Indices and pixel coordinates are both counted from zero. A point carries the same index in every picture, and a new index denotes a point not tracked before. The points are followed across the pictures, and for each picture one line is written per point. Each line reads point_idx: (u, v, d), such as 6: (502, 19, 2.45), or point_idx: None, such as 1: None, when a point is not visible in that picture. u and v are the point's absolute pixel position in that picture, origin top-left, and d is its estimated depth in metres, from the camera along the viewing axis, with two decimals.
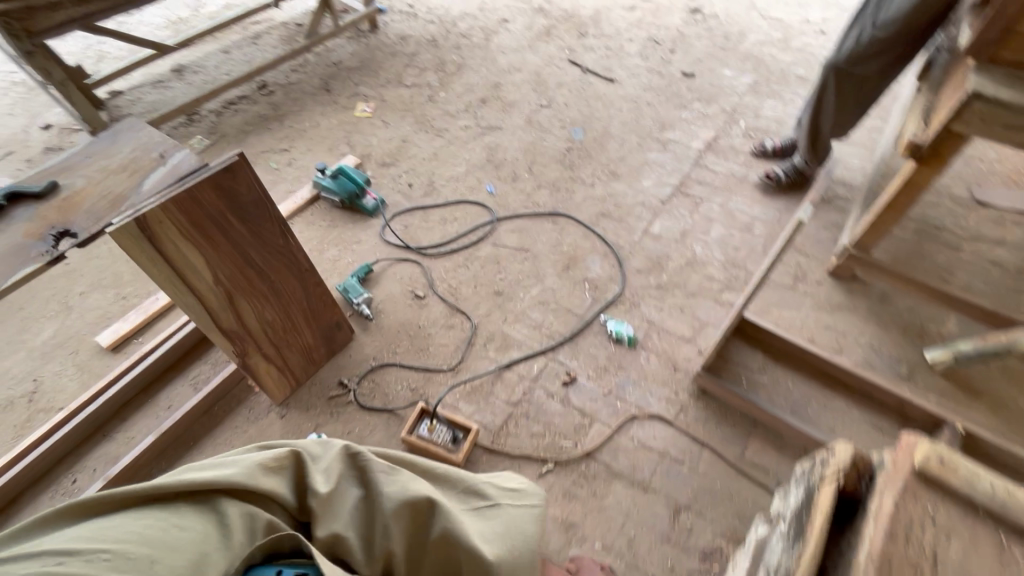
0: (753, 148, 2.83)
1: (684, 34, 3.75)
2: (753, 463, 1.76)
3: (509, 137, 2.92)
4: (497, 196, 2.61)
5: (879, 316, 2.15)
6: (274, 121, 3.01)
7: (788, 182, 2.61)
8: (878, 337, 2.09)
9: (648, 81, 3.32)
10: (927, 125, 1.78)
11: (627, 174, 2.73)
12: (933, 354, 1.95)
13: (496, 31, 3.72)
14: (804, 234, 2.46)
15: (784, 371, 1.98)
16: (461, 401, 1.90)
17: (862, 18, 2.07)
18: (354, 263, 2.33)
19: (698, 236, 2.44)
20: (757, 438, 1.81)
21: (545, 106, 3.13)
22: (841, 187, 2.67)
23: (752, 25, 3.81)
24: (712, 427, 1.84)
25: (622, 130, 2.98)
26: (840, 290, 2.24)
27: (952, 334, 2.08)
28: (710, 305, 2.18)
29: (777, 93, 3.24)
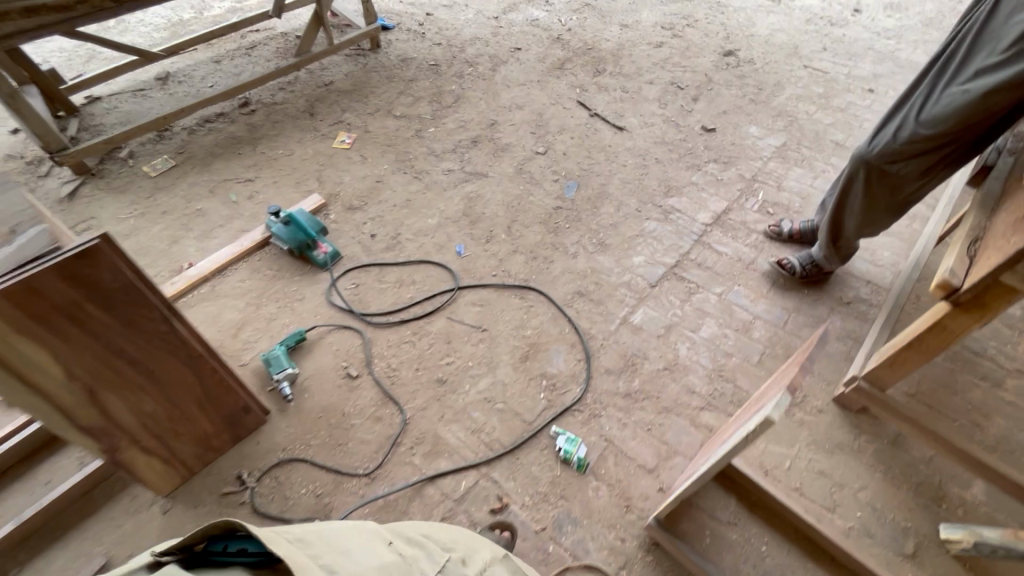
0: (767, 228, 2.47)
1: (711, 79, 3.39)
2: None
3: (494, 188, 2.65)
4: (465, 259, 2.34)
5: (889, 465, 1.78)
6: (247, 145, 2.81)
7: (802, 276, 2.24)
8: (884, 494, 1.71)
9: (661, 133, 2.99)
10: (972, 261, 1.41)
11: (617, 246, 2.41)
12: (947, 531, 1.54)
13: (506, 60, 3.46)
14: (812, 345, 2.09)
15: (759, 527, 1.64)
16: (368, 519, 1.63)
17: (904, 109, 1.70)
18: (290, 325, 2.10)
19: (684, 333, 2.11)
20: None
21: (540, 153, 2.84)
22: (867, 286, 2.27)
23: (789, 76, 3.43)
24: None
25: (620, 191, 2.66)
26: (846, 425, 1.87)
27: (978, 503, 1.69)
28: (683, 427, 1.85)
29: (807, 161, 2.86)
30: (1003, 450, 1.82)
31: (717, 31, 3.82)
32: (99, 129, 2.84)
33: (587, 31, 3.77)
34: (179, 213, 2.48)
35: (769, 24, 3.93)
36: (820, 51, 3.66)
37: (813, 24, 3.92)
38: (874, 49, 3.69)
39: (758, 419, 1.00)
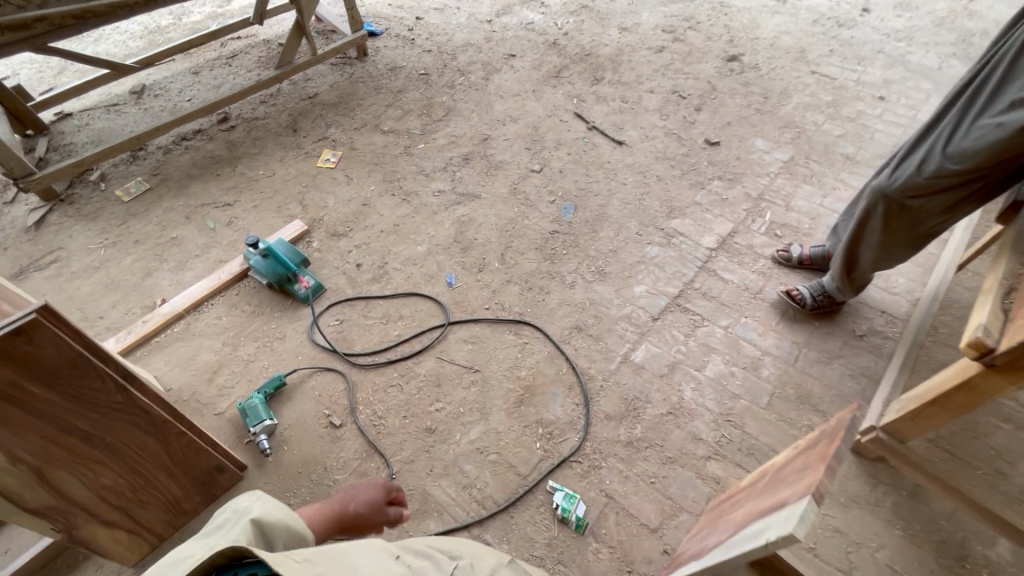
0: (776, 253, 2.34)
1: (715, 87, 3.23)
2: None
3: (487, 211, 2.51)
4: (456, 290, 2.21)
5: (908, 521, 1.66)
6: (226, 164, 2.67)
7: (812, 307, 2.11)
8: (904, 554, 1.60)
9: (662, 148, 2.84)
10: (1007, 319, 1.29)
11: (617, 274, 2.28)
12: None
13: (499, 68, 3.30)
14: (824, 384, 1.97)
15: None
16: None
17: (928, 139, 1.56)
18: (269, 367, 1.97)
19: (689, 372, 1.99)
20: None
21: (535, 171, 2.69)
22: (881, 317, 2.15)
23: (797, 83, 3.27)
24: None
25: (620, 212, 2.53)
26: (862, 475, 1.76)
27: (1004, 563, 1.58)
28: (688, 479, 1.73)
29: (816, 177, 2.71)
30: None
31: (720, 34, 3.66)
32: (68, 148, 2.69)
33: (585, 35, 3.60)
34: (153, 242, 2.34)
35: (774, 25, 3.76)
36: (829, 55, 3.50)
37: (820, 26, 3.76)
38: (884, 53, 3.53)
39: (776, 528, 0.91)
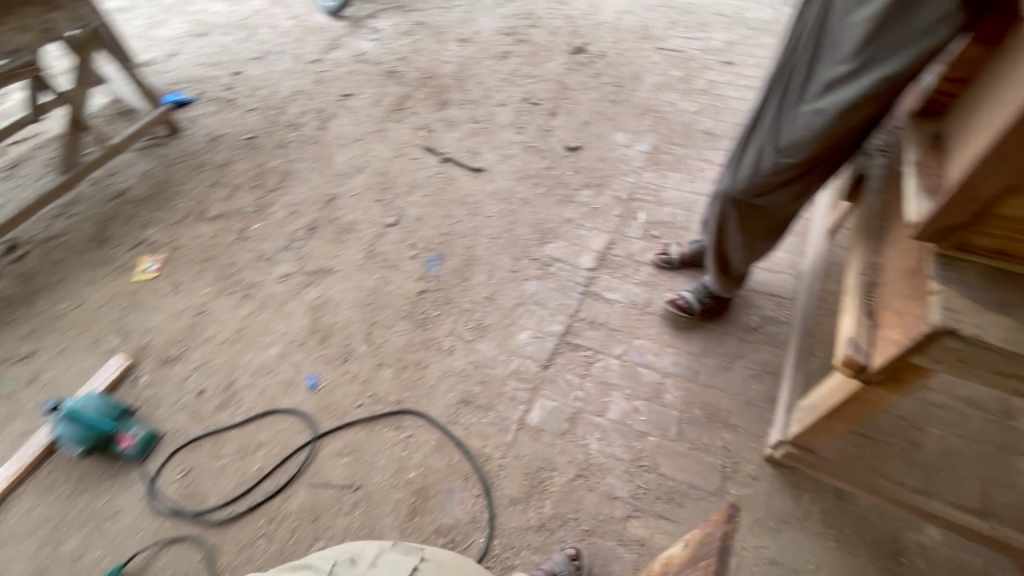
0: (656, 258, 2.21)
1: (566, 85, 3.08)
2: None
3: (345, 286, 2.23)
4: (321, 393, 1.93)
5: (839, 528, 1.55)
6: (20, 304, 2.22)
7: (702, 312, 2.00)
8: (841, 567, 1.49)
9: (523, 166, 2.66)
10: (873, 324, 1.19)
11: (498, 324, 2.08)
12: None
13: (335, 112, 2.99)
14: (730, 394, 1.85)
15: None
16: None
17: (758, 135, 1.45)
18: (103, 559, 1.60)
19: (591, 421, 1.81)
20: None
21: (391, 225, 2.44)
22: (771, 302, 2.06)
23: (646, 64, 3.18)
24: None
25: (490, 251, 2.32)
26: (786, 488, 1.63)
27: (936, 547, 1.51)
28: (611, 551, 1.57)
29: (681, 162, 2.62)
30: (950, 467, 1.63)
31: (562, 26, 3.51)
32: None
33: (423, 55, 3.35)
34: None
35: (613, 6, 3.66)
36: (671, 28, 3.44)
37: None
38: (723, 14, 3.51)
39: None
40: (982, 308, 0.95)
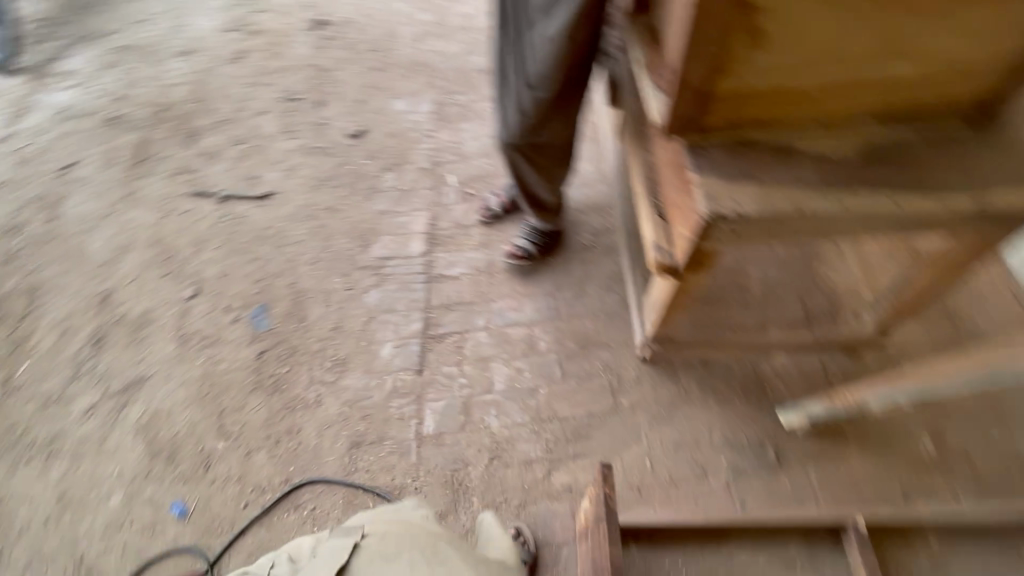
0: (480, 215, 2.18)
1: (323, 66, 2.78)
2: None
3: (169, 388, 1.91)
4: (198, 515, 1.69)
5: (714, 391, 1.72)
6: None
7: (540, 252, 2.03)
8: (727, 421, 1.67)
9: (313, 173, 2.40)
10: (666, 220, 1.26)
11: (356, 351, 1.94)
12: (787, 417, 1.61)
13: (62, 192, 2.42)
14: (592, 314, 1.92)
15: (670, 551, 1.44)
16: None
17: (509, 77, 1.42)
18: None
19: (483, 402, 1.80)
20: None
21: (193, 296, 2.10)
22: (595, 213, 2.12)
23: (396, 15, 2.95)
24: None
25: (316, 278, 2.11)
26: (665, 376, 1.77)
27: (787, 367, 1.73)
28: (546, 510, 1.63)
29: (469, 109, 2.54)
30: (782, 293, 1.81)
31: None
32: None
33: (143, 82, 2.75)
34: None
35: None
36: None
37: None
38: None
39: None
40: (734, 183, 1.03)
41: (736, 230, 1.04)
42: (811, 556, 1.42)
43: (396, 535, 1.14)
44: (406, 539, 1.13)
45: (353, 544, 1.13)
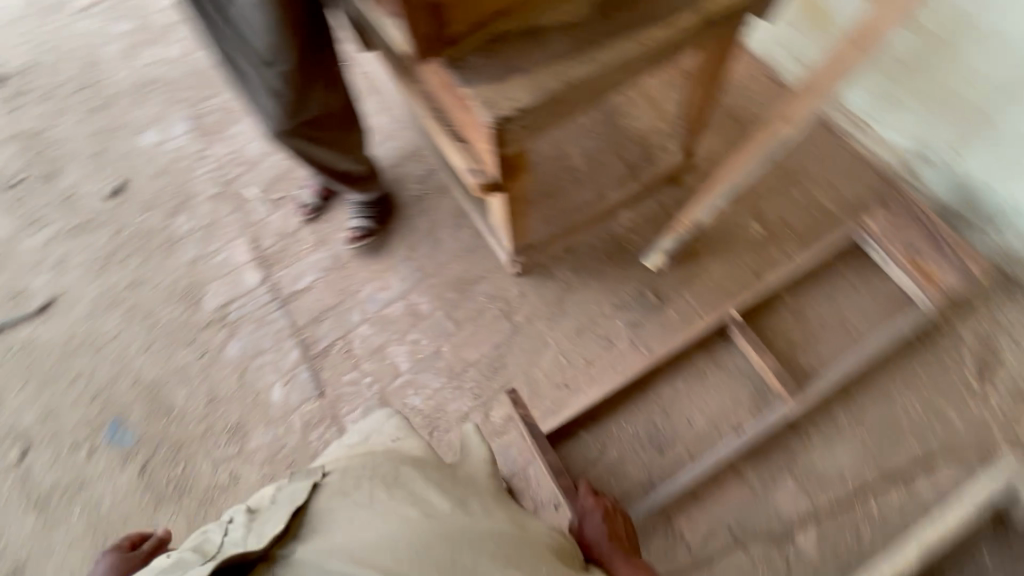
0: (301, 214, 2.01)
1: (28, 130, 2.25)
2: (707, 538, 1.46)
3: (56, 559, 1.63)
4: None
5: (588, 269, 1.81)
6: None
7: (379, 224, 1.93)
8: (608, 287, 1.77)
9: (91, 255, 2.02)
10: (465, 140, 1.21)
11: (250, 408, 1.78)
12: (651, 260, 1.74)
13: None
14: (455, 256, 1.89)
15: (611, 419, 1.59)
16: None
17: (240, 61, 1.25)
18: None
19: (397, 388, 1.75)
20: (679, 511, 1.49)
21: (26, 453, 1.75)
22: (413, 160, 2.03)
23: (85, 33, 2.41)
24: (656, 560, 1.45)
25: (160, 362, 1.85)
26: (543, 278, 1.82)
27: (635, 219, 1.86)
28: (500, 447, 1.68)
29: (231, 109, 2.23)
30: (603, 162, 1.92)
31: None
32: None
33: None
34: None
35: None
36: None
37: None
38: None
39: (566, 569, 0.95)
40: (501, 81, 1.02)
41: (526, 126, 1.04)
42: (714, 359, 1.63)
43: (366, 466, 0.94)
44: (377, 468, 0.94)
45: (313, 482, 0.91)
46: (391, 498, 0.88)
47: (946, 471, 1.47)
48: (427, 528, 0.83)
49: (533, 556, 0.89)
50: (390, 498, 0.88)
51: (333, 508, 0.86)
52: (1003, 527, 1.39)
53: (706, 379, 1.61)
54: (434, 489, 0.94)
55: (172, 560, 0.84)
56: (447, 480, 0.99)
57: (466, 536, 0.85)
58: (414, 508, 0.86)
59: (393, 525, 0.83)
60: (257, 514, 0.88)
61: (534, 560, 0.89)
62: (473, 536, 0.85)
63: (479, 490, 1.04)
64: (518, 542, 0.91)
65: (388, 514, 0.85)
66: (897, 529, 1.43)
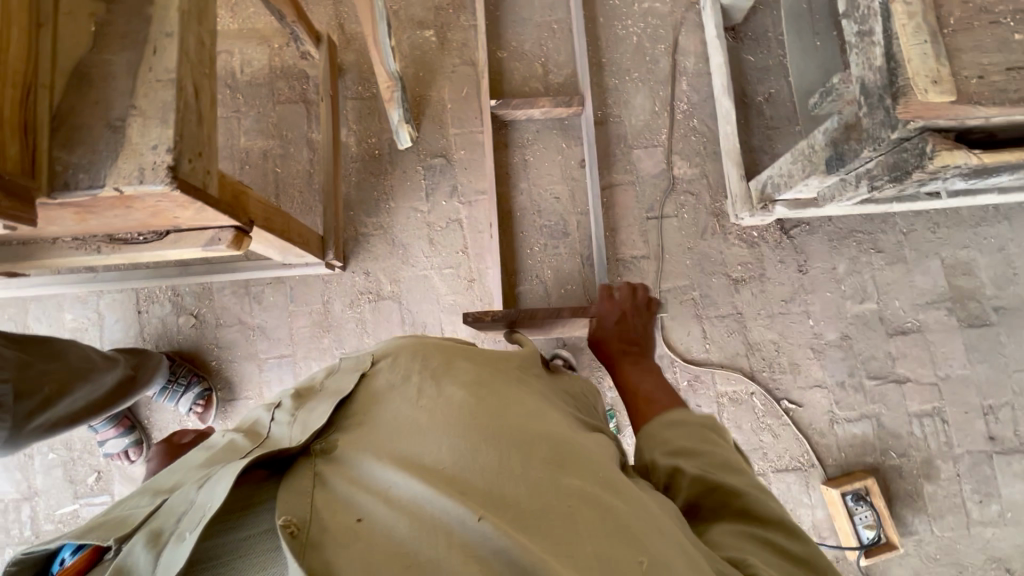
0: (136, 457, 1.58)
1: None
2: (649, 237, 1.66)
3: None
4: None
5: (381, 198, 1.68)
6: None
7: (204, 379, 1.59)
8: (409, 192, 1.69)
9: None
10: (164, 232, 0.97)
11: None
12: (404, 139, 1.64)
13: None
14: (287, 317, 1.64)
15: (522, 258, 1.65)
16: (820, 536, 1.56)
17: None
18: None
19: None
20: (619, 245, 1.66)
21: None
22: (145, 308, 1.64)
23: None
24: (643, 286, 1.64)
25: None
26: (363, 244, 1.66)
27: (356, 127, 1.71)
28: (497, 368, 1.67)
29: None
30: (275, 124, 1.72)
31: None
32: None
33: None
34: None
35: None
36: None
37: None
38: None
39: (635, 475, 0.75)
40: (120, 143, 0.78)
41: (195, 155, 0.83)
42: (520, 145, 1.69)
43: (419, 357, 0.79)
44: (427, 360, 0.78)
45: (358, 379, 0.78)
46: (439, 397, 0.70)
47: (688, 37, 1.75)
48: (478, 425, 0.65)
49: (588, 456, 0.68)
50: (438, 395, 0.71)
51: (380, 413, 0.71)
52: (735, 31, 1.73)
53: (530, 162, 1.69)
54: (480, 378, 0.76)
55: (221, 441, 0.73)
56: (502, 370, 0.82)
57: (520, 433, 0.65)
58: (463, 402, 0.69)
59: (441, 429, 0.65)
60: (303, 403, 0.76)
61: (591, 466, 0.66)
62: (536, 433, 0.67)
63: (527, 371, 0.87)
64: (574, 436, 0.71)
65: (435, 418, 0.67)
66: (703, 99, 1.72)
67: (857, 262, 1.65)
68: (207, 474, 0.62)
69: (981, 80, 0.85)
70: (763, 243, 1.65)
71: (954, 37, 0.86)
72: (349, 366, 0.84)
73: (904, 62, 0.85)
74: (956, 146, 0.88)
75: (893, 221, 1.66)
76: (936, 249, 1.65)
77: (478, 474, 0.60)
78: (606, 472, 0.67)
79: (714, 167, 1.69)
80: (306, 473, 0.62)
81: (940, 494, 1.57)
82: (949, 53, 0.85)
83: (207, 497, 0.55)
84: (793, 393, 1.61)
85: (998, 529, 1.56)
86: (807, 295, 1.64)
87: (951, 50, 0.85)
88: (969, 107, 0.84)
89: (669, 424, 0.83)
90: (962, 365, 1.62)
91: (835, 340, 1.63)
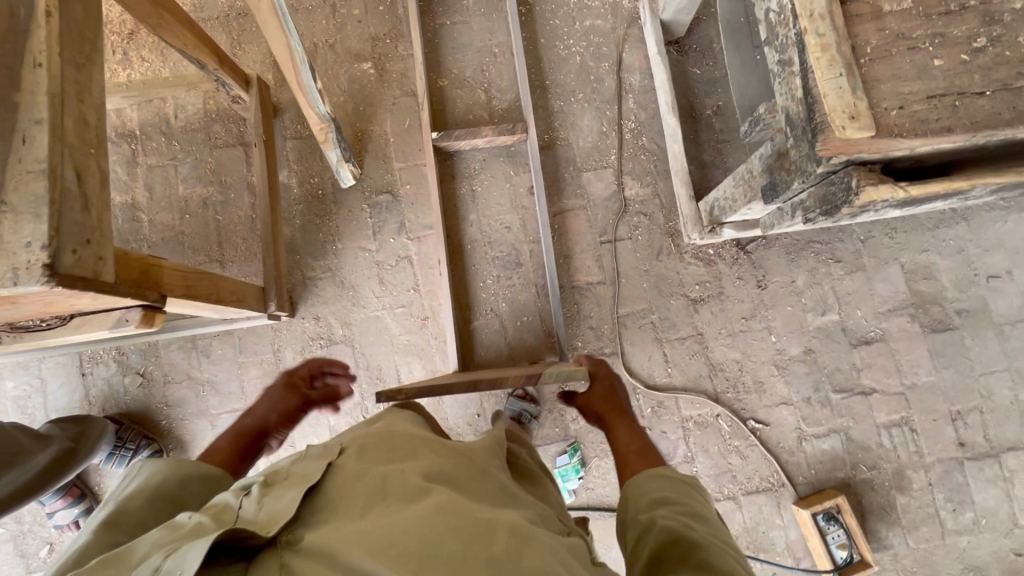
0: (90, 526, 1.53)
1: None
2: (605, 262, 1.63)
3: None
4: None
5: (327, 240, 1.63)
6: None
7: (153, 441, 1.54)
8: (355, 231, 1.64)
9: None
10: (65, 314, 0.92)
11: None
12: (346, 177, 1.60)
13: None
14: (237, 369, 1.59)
15: (476, 292, 1.61)
16: (795, 557, 1.53)
17: None
18: None
19: None
20: (573, 272, 1.62)
21: None
22: (89, 370, 1.58)
23: None
24: (601, 312, 1.60)
25: None
26: (311, 290, 1.62)
27: (297, 168, 1.66)
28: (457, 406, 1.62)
29: None
30: (213, 169, 1.67)
31: None
32: None
33: None
34: None
35: None
36: None
37: None
38: None
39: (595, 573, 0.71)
40: None
41: (81, 244, 0.78)
42: (466, 175, 1.65)
43: (382, 440, 0.76)
44: (391, 443, 0.75)
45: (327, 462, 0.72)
46: (404, 479, 0.67)
47: (632, 54, 1.71)
48: (446, 507, 0.62)
49: (556, 546, 0.65)
50: (402, 475, 0.67)
51: (342, 495, 0.66)
52: (678, 45, 1.69)
53: (478, 192, 1.65)
54: (448, 467, 0.72)
55: (187, 517, 0.66)
56: (466, 455, 0.78)
57: (489, 520, 0.62)
58: (430, 486, 0.66)
59: (407, 512, 0.61)
60: (272, 487, 0.69)
61: (559, 558, 0.63)
62: (504, 520, 0.63)
63: (493, 460, 0.83)
64: (541, 530, 0.67)
65: (399, 503, 0.63)
66: (651, 116, 1.69)
67: (817, 273, 1.62)
68: (174, 546, 0.59)
69: (901, 112, 0.81)
70: (720, 261, 1.62)
71: (870, 69, 0.83)
72: (319, 449, 0.77)
73: (820, 97, 0.82)
74: (883, 180, 0.85)
75: (850, 230, 1.63)
76: (895, 255, 1.62)
77: (445, 564, 0.55)
78: (573, 568, 0.63)
79: (665, 186, 1.65)
80: (271, 564, 0.56)
81: (913, 505, 1.54)
82: (867, 84, 0.82)
83: (179, 564, 0.53)
84: (758, 413, 1.57)
85: (973, 537, 1.53)
86: (768, 310, 1.61)
87: (868, 82, 0.82)
88: (890, 140, 0.80)
89: (659, 474, 0.85)
90: (928, 371, 1.59)
91: (799, 355, 1.60)
